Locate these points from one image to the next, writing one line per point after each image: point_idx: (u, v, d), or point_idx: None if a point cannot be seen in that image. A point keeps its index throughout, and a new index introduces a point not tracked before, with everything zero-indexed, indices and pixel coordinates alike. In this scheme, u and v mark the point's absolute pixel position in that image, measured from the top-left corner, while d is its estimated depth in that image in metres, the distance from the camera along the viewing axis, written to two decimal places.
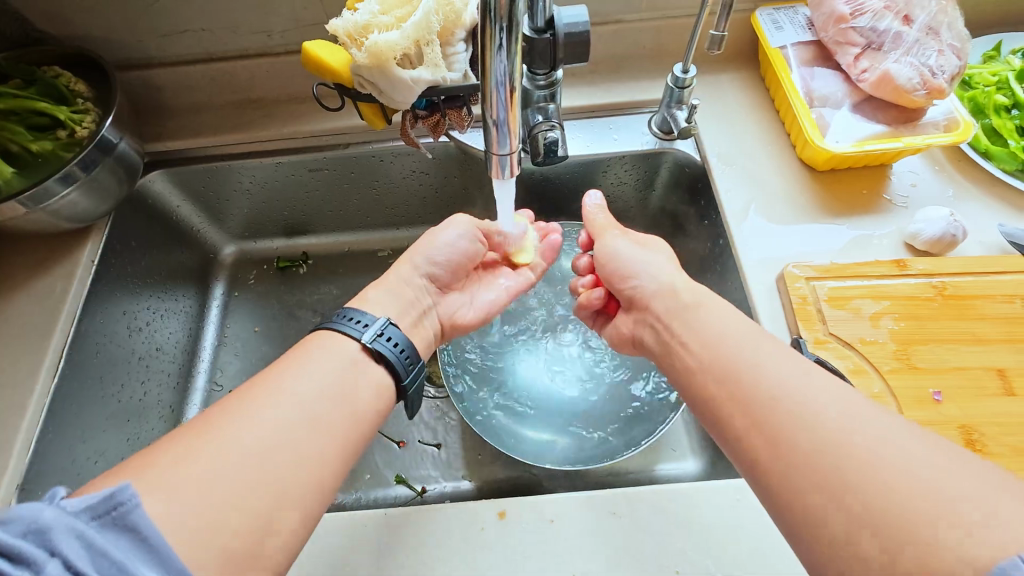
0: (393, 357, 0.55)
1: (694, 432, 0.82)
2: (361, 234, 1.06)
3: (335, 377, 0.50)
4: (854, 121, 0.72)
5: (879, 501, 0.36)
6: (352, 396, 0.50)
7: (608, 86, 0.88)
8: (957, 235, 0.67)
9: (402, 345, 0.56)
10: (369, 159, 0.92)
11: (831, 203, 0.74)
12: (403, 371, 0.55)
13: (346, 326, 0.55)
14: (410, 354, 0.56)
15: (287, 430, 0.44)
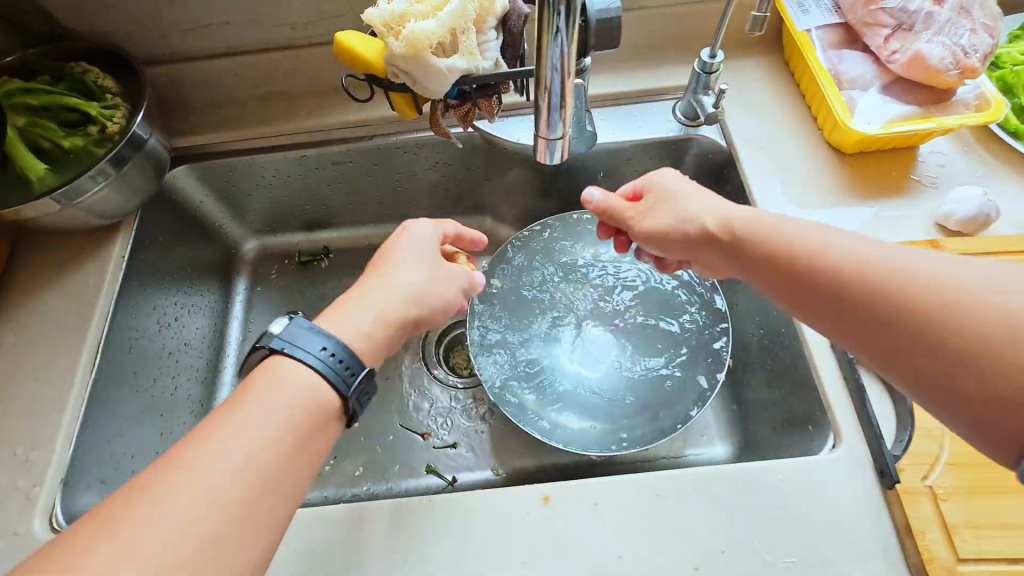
0: (330, 368, 0.50)
1: (723, 417, 0.82)
2: (382, 227, 1.07)
3: (300, 401, 0.48)
4: (885, 101, 0.72)
5: (940, 280, 0.41)
6: (323, 412, 0.49)
7: (632, 73, 0.88)
8: (989, 215, 0.67)
9: (344, 360, 0.50)
10: (392, 150, 0.92)
11: (861, 185, 0.75)
12: (345, 384, 0.50)
13: (294, 346, 0.50)
14: (352, 368, 0.51)
15: (263, 454, 0.44)
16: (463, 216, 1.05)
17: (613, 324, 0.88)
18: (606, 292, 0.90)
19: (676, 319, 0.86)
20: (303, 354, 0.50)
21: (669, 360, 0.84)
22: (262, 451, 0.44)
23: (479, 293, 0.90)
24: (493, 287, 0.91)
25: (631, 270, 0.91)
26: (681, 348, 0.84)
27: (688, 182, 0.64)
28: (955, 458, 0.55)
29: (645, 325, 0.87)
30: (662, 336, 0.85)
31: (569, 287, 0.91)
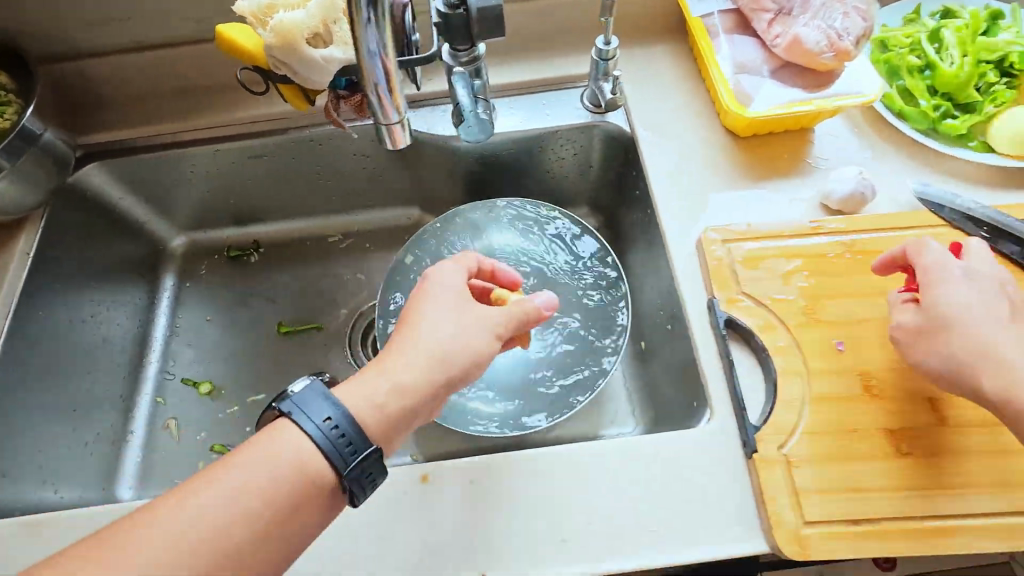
0: (326, 438, 0.48)
1: (634, 398, 0.84)
2: (314, 220, 1.08)
3: (298, 471, 0.47)
4: (774, 86, 0.73)
5: None
6: (315, 479, 0.47)
7: (541, 61, 0.89)
8: (866, 194, 0.69)
9: (348, 440, 0.48)
10: (308, 143, 0.93)
11: (754, 167, 0.76)
12: (341, 459, 0.48)
13: (300, 414, 0.48)
14: (355, 443, 0.48)
15: (259, 511, 0.45)
16: (391, 207, 1.06)
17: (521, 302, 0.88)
18: (511, 271, 0.89)
19: (581, 294, 0.87)
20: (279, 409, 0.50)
21: (576, 338, 0.85)
22: (251, 505, 0.45)
23: (382, 285, 0.85)
24: (408, 269, 0.87)
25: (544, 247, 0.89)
26: (587, 322, 0.85)
27: None
28: (812, 426, 0.57)
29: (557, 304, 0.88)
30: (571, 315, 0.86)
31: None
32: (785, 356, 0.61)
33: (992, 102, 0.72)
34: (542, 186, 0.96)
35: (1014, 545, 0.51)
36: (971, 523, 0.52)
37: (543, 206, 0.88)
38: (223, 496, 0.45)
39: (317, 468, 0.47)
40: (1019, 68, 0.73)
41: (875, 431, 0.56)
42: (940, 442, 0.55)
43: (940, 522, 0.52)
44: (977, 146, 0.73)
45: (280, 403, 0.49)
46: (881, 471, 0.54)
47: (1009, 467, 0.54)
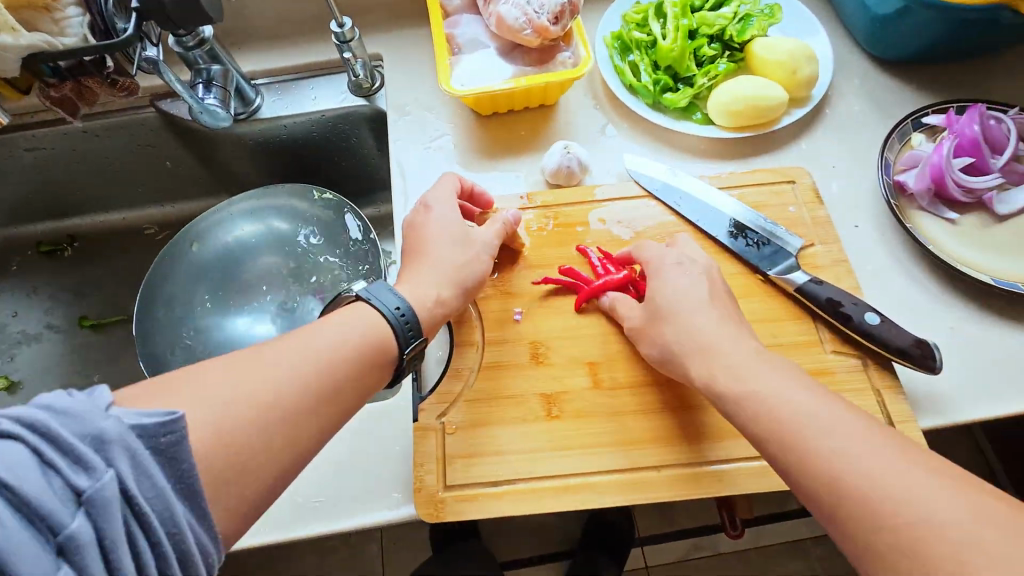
0: (393, 320, 0.51)
1: None
2: (124, 212, 1.06)
3: (363, 334, 0.49)
4: (497, 63, 0.75)
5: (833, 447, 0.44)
6: (380, 346, 0.50)
7: (311, 45, 0.89)
8: (573, 167, 0.71)
9: (402, 309, 0.51)
10: (82, 134, 0.91)
11: (493, 145, 0.78)
12: (403, 337, 0.51)
13: (374, 300, 0.51)
14: (410, 316, 0.51)
15: (329, 364, 0.46)
16: (201, 198, 1.05)
17: (289, 284, 0.87)
18: (281, 255, 0.88)
19: (344, 270, 0.86)
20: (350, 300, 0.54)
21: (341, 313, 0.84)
22: (326, 362, 0.46)
23: (144, 283, 0.82)
24: (169, 259, 0.84)
25: (312, 226, 0.88)
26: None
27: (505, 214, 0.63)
28: (474, 395, 0.59)
29: (327, 282, 0.86)
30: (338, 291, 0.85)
31: (244, 257, 0.87)
32: (464, 329, 0.62)
33: (704, 75, 0.74)
34: (333, 172, 0.96)
35: (637, 499, 0.54)
36: (599, 480, 0.55)
37: (307, 188, 0.87)
38: (262, 371, 0.44)
39: (384, 332, 0.50)
40: (737, 41, 0.74)
41: (530, 397, 0.58)
42: (588, 405, 0.58)
43: (570, 480, 0.55)
44: (699, 119, 0.74)
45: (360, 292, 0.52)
46: (526, 435, 0.56)
47: (647, 424, 0.57)
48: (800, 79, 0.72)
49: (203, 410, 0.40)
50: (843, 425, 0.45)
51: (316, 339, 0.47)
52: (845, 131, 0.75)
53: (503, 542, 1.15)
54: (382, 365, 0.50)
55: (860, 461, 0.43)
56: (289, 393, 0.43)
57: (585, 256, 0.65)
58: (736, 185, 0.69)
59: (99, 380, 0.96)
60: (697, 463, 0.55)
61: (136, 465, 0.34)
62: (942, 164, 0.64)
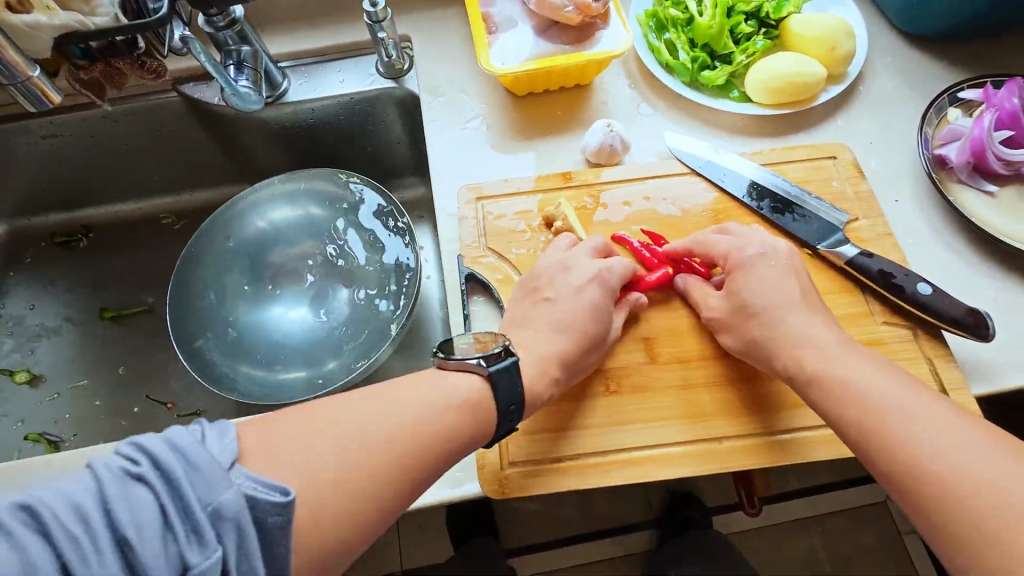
0: (503, 403, 0.49)
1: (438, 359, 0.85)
2: (140, 201, 1.04)
3: (467, 403, 0.47)
4: (535, 42, 0.74)
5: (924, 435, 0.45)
6: (481, 423, 0.48)
7: (337, 27, 0.87)
8: (615, 146, 0.70)
9: (514, 401, 0.49)
10: (100, 121, 0.89)
11: (528, 126, 0.78)
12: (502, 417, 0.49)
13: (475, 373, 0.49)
14: (518, 411, 0.50)
15: (425, 426, 0.45)
16: (220, 186, 1.03)
17: (319, 269, 0.86)
18: (309, 240, 0.87)
19: (374, 254, 0.84)
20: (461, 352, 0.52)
21: (376, 296, 0.83)
22: (421, 422, 0.45)
23: (174, 272, 0.81)
24: (198, 248, 0.83)
25: (341, 209, 0.87)
26: (381, 282, 0.83)
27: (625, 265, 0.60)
28: None
29: (359, 265, 0.85)
30: (371, 273, 0.84)
31: (272, 243, 0.86)
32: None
33: (742, 53, 0.74)
34: (359, 158, 0.95)
35: (698, 471, 0.54)
36: (660, 454, 0.55)
37: (334, 171, 0.85)
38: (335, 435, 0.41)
39: (488, 409, 0.48)
40: (774, 18, 0.74)
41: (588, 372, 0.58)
42: (646, 380, 0.58)
43: (634, 454, 0.55)
44: (737, 97, 0.75)
45: (487, 368, 0.49)
46: (586, 411, 0.57)
47: (701, 398, 0.57)
48: (838, 55, 0.72)
49: (308, 473, 0.39)
50: (932, 413, 0.46)
51: (412, 402, 0.46)
52: (878, 108, 0.75)
53: (522, 527, 1.16)
54: (476, 441, 0.48)
55: (947, 446, 0.44)
56: (387, 442, 0.42)
57: (629, 245, 0.65)
58: (778, 162, 0.69)
59: (124, 371, 0.95)
60: (754, 435, 0.56)
61: (241, 544, 0.34)
62: (983, 137, 0.65)
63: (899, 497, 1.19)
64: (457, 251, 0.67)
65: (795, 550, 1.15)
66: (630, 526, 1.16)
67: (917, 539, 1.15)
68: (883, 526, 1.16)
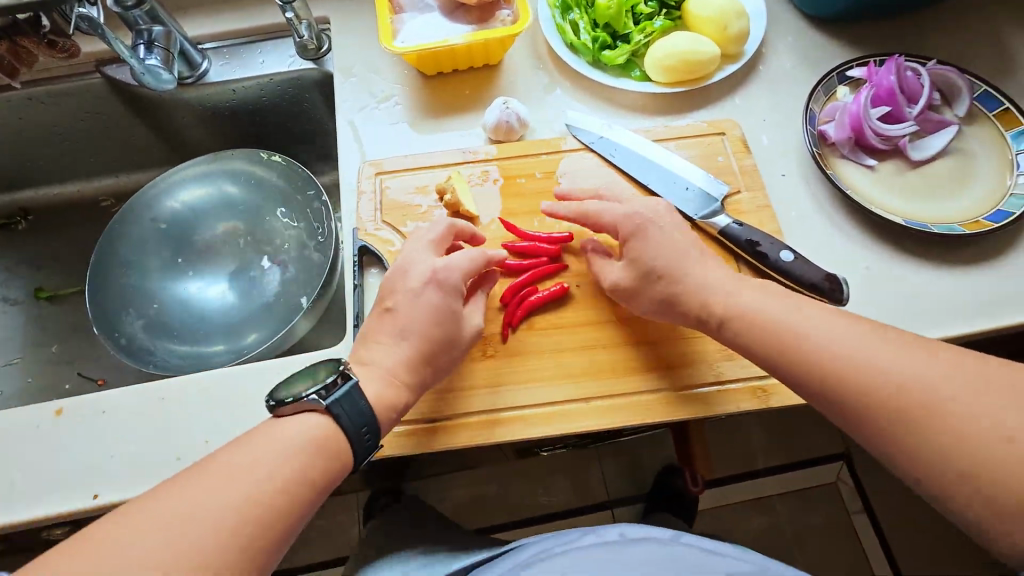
0: (352, 429, 0.50)
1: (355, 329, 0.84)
2: (83, 182, 1.01)
3: (312, 450, 0.48)
4: (440, 23, 0.76)
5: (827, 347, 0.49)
6: (333, 456, 0.49)
7: (258, 9, 0.89)
8: (513, 124, 0.72)
9: (365, 422, 0.51)
10: (26, 102, 0.87)
11: (438, 105, 0.79)
12: (356, 438, 0.50)
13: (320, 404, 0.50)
14: (371, 432, 0.51)
15: (263, 484, 0.46)
16: (158, 169, 1.01)
17: (242, 247, 0.88)
18: (233, 220, 0.89)
19: (294, 231, 0.87)
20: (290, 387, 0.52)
21: (297, 272, 0.85)
22: (263, 487, 0.46)
23: (97, 250, 0.84)
24: (123, 229, 0.85)
25: (264, 189, 0.89)
26: (300, 258, 0.85)
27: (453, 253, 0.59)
28: None
29: (282, 243, 0.87)
30: (294, 250, 0.86)
31: (196, 223, 0.88)
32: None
33: (640, 32, 0.76)
34: (288, 139, 0.97)
35: (568, 428, 0.57)
36: (531, 411, 0.58)
37: (256, 152, 0.88)
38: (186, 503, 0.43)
39: (336, 444, 0.50)
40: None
41: None
42: (523, 344, 0.61)
43: (507, 412, 0.58)
44: (638, 76, 0.77)
45: (324, 402, 0.50)
46: (465, 372, 0.59)
47: (577, 361, 0.60)
48: (731, 35, 0.74)
49: (156, 543, 0.41)
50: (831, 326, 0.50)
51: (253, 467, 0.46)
52: (777, 87, 0.77)
53: (476, 509, 1.19)
54: (332, 481, 0.49)
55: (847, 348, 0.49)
56: (232, 523, 0.43)
57: (514, 230, 0.66)
58: (670, 138, 0.72)
59: (58, 349, 0.94)
60: (625, 394, 0.58)
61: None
62: (859, 113, 0.68)
63: (847, 477, 1.19)
64: (355, 223, 0.69)
65: (745, 530, 1.16)
66: (583, 509, 1.20)
67: (865, 519, 1.16)
68: (830, 504, 1.18)
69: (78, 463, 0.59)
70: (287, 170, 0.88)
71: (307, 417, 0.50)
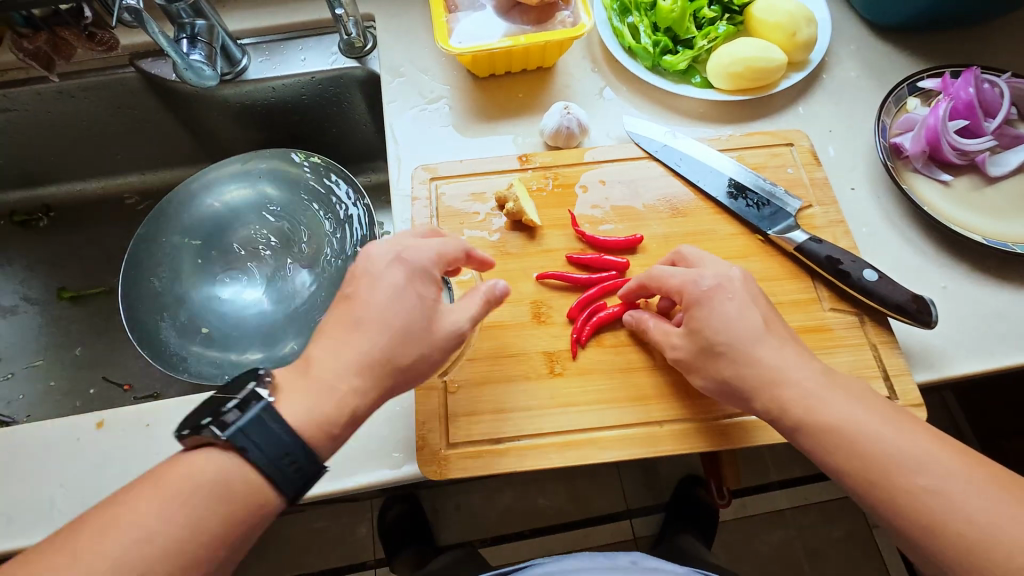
0: (268, 461, 0.42)
1: None
2: (103, 180, 0.98)
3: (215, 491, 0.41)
4: (496, 22, 0.73)
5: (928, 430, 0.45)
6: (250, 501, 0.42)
7: (299, 4, 0.86)
8: (573, 129, 0.70)
9: (286, 451, 0.43)
10: (56, 96, 0.84)
11: (490, 107, 0.76)
12: (276, 470, 0.43)
13: (245, 441, 0.42)
14: (299, 459, 0.43)
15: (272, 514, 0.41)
16: (187, 166, 0.99)
17: (277, 251, 0.85)
18: (268, 222, 0.86)
19: (332, 236, 0.84)
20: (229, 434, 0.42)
21: (337, 277, 0.82)
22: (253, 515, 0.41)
23: (127, 251, 0.80)
24: (154, 228, 0.82)
25: (302, 190, 0.86)
26: (339, 263, 0.82)
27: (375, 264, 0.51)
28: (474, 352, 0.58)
29: (320, 247, 0.84)
30: (333, 254, 0.83)
31: (229, 224, 0.85)
32: (465, 288, 0.62)
33: (704, 37, 0.73)
34: (325, 140, 0.94)
35: (640, 453, 0.54)
36: (600, 435, 0.55)
37: (294, 151, 0.85)
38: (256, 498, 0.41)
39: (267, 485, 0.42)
40: (737, 3, 0.74)
41: (533, 354, 0.58)
42: (589, 362, 0.58)
43: (576, 437, 0.55)
44: (699, 83, 0.74)
45: (226, 434, 0.42)
46: (531, 392, 0.56)
47: (647, 380, 0.57)
48: (799, 42, 0.72)
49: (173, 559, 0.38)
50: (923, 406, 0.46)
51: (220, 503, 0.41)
52: (841, 97, 0.75)
53: (494, 518, 1.16)
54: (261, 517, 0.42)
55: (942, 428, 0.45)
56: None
57: (578, 231, 0.64)
58: (734, 147, 0.69)
59: (82, 352, 0.90)
60: (699, 417, 0.56)
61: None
62: (937, 126, 0.65)
63: None
64: (409, 229, 0.67)
65: (765, 543, 1.13)
66: (605, 518, 1.16)
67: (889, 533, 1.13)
68: (852, 517, 1.14)
69: (123, 480, 0.56)
70: (325, 170, 0.85)
71: (207, 452, 0.42)
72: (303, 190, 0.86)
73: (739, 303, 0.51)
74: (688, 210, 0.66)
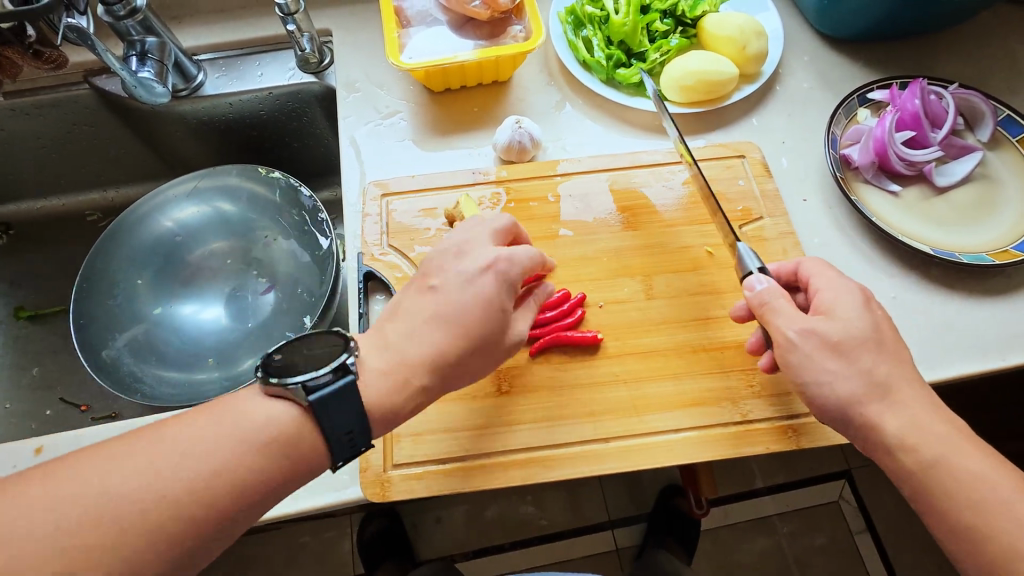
0: (334, 436, 0.44)
1: None
2: (65, 196, 0.97)
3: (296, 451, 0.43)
4: (449, 37, 0.73)
5: None
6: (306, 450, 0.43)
7: (256, 19, 0.85)
8: (525, 143, 0.70)
9: (350, 428, 0.44)
10: (9, 114, 0.82)
11: (445, 121, 0.76)
12: (337, 449, 0.44)
13: (327, 418, 0.43)
14: (356, 435, 0.45)
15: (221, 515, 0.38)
16: (148, 182, 0.98)
17: (237, 268, 0.84)
18: (226, 240, 0.85)
19: (292, 252, 0.84)
20: (341, 428, 0.44)
21: (296, 294, 0.81)
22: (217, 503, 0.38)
23: (80, 274, 0.79)
24: (107, 248, 0.81)
25: (260, 206, 0.85)
26: (299, 279, 0.82)
27: (483, 254, 0.51)
28: None
29: (280, 264, 0.84)
30: (293, 270, 0.83)
31: (186, 242, 0.84)
32: None
33: (656, 50, 0.74)
34: (288, 154, 0.93)
35: (588, 471, 0.53)
36: (549, 454, 0.54)
37: (252, 167, 0.85)
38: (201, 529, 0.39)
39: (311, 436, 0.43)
40: (689, 16, 0.75)
41: None
42: (539, 380, 0.57)
43: (526, 455, 0.54)
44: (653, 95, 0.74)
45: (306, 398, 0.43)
46: (478, 411, 0.56)
47: (596, 399, 0.56)
48: (749, 55, 0.72)
49: None
50: None
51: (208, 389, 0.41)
52: (795, 108, 0.75)
53: (472, 531, 1.14)
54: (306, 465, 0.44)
55: None
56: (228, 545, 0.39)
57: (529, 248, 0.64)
58: None
59: (39, 373, 0.88)
60: (646, 434, 0.55)
61: None
62: (884, 138, 0.66)
63: (852, 496, 1.16)
64: (359, 245, 0.66)
65: (745, 552, 1.12)
66: (583, 528, 1.15)
67: (869, 539, 1.12)
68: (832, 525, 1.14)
69: None
70: (282, 188, 0.84)
71: (287, 405, 0.43)
72: (265, 207, 0.85)
73: (867, 310, 0.50)
74: (641, 223, 0.66)
